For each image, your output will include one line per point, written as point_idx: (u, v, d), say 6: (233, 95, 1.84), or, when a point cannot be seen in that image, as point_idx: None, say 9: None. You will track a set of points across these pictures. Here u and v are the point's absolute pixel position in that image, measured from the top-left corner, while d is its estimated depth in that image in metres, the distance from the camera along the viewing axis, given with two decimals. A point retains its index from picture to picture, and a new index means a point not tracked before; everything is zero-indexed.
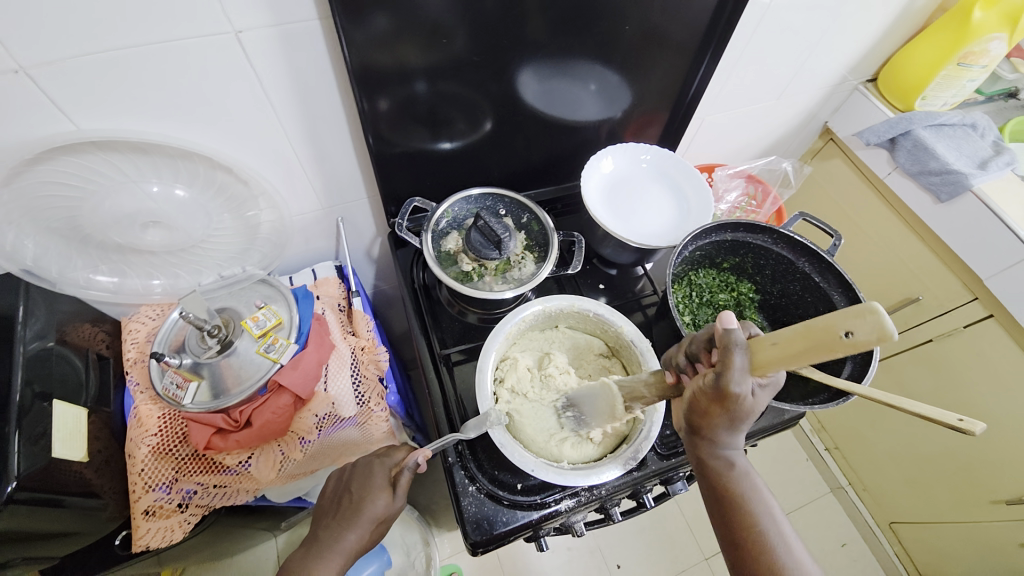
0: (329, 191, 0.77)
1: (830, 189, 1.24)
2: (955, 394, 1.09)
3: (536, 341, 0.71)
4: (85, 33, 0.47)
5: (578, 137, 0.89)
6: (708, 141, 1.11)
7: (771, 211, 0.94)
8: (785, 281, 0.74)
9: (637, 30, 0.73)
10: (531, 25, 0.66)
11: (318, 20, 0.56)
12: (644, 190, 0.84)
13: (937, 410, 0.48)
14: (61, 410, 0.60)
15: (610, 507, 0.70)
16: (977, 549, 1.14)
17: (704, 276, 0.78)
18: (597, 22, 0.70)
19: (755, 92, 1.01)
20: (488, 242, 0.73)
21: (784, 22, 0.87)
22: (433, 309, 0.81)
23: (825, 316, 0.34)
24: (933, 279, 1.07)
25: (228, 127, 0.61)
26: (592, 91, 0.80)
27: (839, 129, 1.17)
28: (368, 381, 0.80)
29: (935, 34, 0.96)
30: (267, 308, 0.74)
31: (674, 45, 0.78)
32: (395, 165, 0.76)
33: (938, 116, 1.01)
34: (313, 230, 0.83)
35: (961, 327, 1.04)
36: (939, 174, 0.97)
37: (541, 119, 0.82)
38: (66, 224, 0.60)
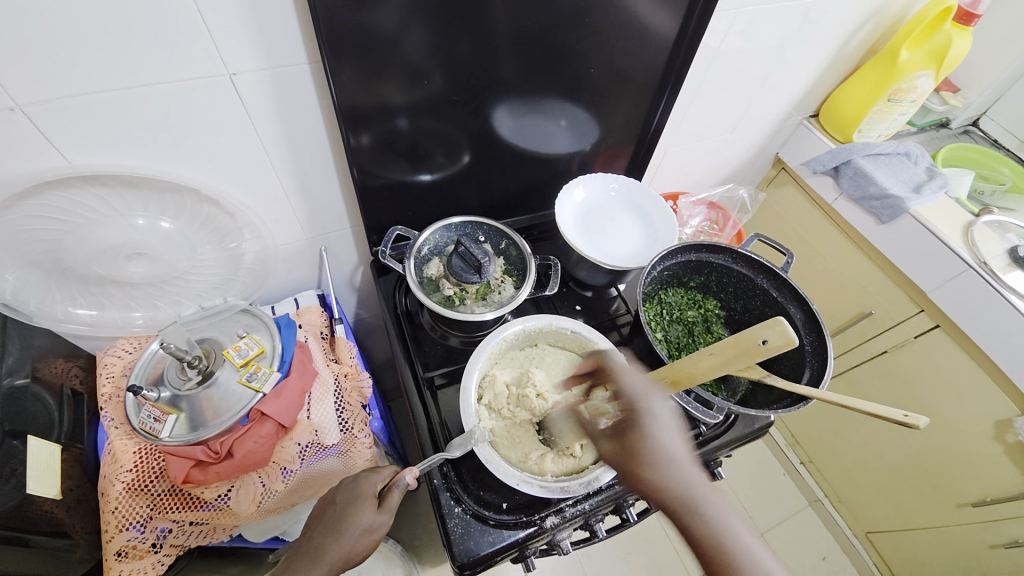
0: (313, 221, 0.80)
1: (785, 213, 1.33)
2: (914, 401, 1.15)
3: (518, 361, 0.74)
4: (83, 74, 0.49)
5: (551, 168, 0.95)
6: (672, 170, 1.19)
7: (732, 234, 1.02)
8: (747, 297, 0.79)
9: (601, 72, 0.80)
10: (503, 67, 0.72)
11: (308, 64, 0.60)
12: (614, 216, 0.89)
13: (884, 408, 0.53)
14: (36, 446, 0.59)
15: (595, 523, 0.71)
16: (950, 554, 1.18)
17: (673, 294, 0.83)
18: (563, 66, 0.77)
19: (712, 126, 1.11)
20: (469, 267, 0.77)
21: (733, 65, 0.97)
22: (416, 333, 0.82)
23: (748, 330, 0.48)
24: (883, 294, 1.15)
25: (216, 161, 0.64)
26: (562, 127, 0.87)
27: (789, 159, 1.27)
28: (352, 408, 0.80)
29: (868, 73, 1.08)
30: (249, 337, 0.75)
31: (635, 86, 0.86)
32: (378, 197, 0.80)
33: (874, 146, 1.12)
34: (296, 260, 0.85)
35: (912, 338, 1.11)
36: (878, 198, 1.07)
37: (516, 152, 0.87)
38: (47, 257, 0.60)
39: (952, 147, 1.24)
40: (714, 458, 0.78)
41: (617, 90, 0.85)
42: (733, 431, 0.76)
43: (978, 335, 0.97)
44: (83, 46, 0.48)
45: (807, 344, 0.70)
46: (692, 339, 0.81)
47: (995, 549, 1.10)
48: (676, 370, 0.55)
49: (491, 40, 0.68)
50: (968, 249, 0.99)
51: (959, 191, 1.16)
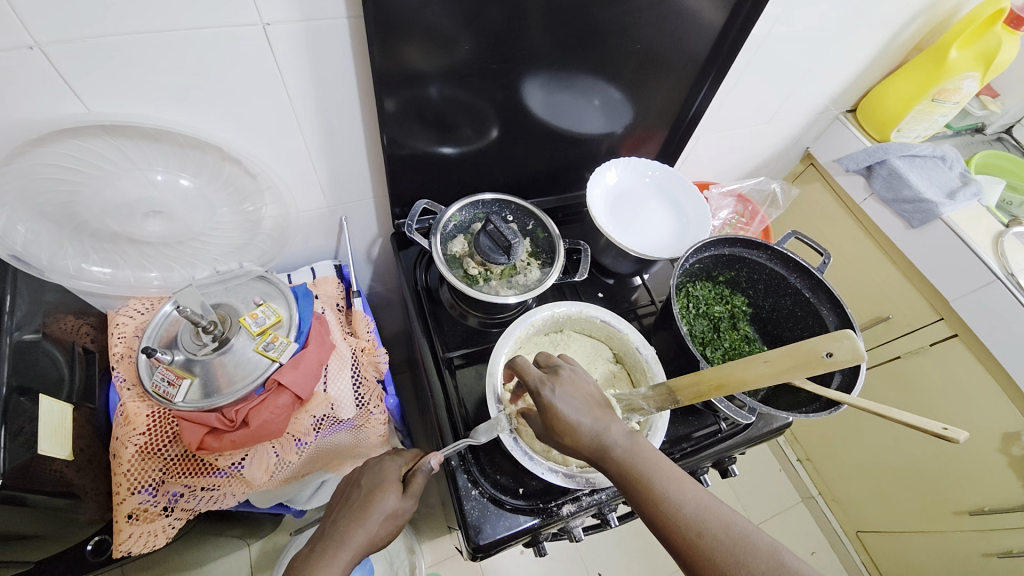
0: (334, 189, 0.77)
1: (809, 211, 1.31)
2: (922, 408, 1.15)
3: (542, 346, 0.72)
4: (107, 13, 0.46)
5: (581, 149, 0.91)
6: (701, 159, 1.16)
7: (759, 229, 0.99)
8: (777, 295, 0.78)
9: (643, 51, 0.76)
10: (530, 35, 0.67)
11: (346, 19, 0.56)
12: (647, 204, 0.86)
13: (922, 419, 0.52)
14: (47, 406, 0.57)
15: (608, 512, 0.71)
16: (939, 557, 1.21)
17: (701, 288, 0.81)
18: (597, 42, 0.72)
19: (747, 115, 1.07)
20: (497, 247, 0.74)
21: (777, 51, 0.92)
22: (436, 311, 0.80)
23: (809, 341, 0.46)
24: (902, 299, 1.14)
25: (240, 118, 0.60)
26: (595, 106, 0.83)
27: (820, 155, 1.24)
28: (368, 383, 0.79)
29: (912, 71, 1.04)
30: (266, 305, 0.72)
31: (676, 68, 0.82)
32: (403, 167, 0.76)
33: (912, 147, 1.08)
34: (315, 228, 0.82)
35: (927, 345, 1.11)
36: (911, 202, 1.04)
37: (547, 130, 0.84)
38: (61, 210, 0.57)
39: (986, 154, 1.21)
40: (728, 455, 0.78)
41: (659, 71, 0.81)
42: (751, 430, 0.75)
43: (998, 347, 0.96)
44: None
45: None
46: (718, 335, 0.79)
47: (986, 556, 1.12)
48: (721, 373, 0.51)
49: (536, 6, 0.64)
50: (997, 260, 0.97)
51: (991, 198, 1.13)
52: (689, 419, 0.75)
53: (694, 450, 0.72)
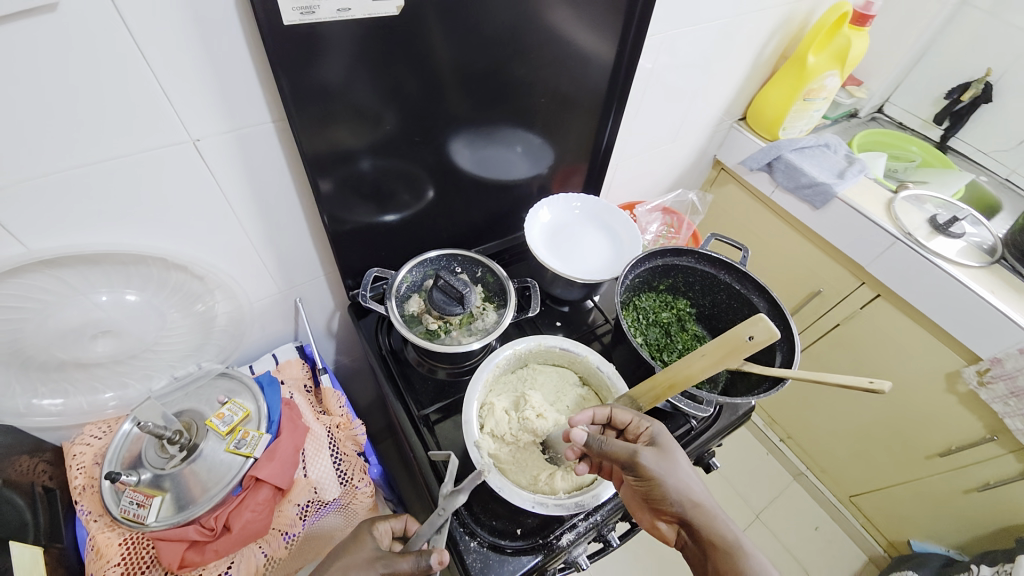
0: (284, 274, 0.79)
1: (731, 209, 1.43)
2: (871, 366, 1.25)
3: (511, 385, 0.74)
4: (38, 156, 0.48)
5: (513, 194, 0.98)
6: (625, 181, 1.26)
7: (688, 234, 1.09)
8: (714, 292, 0.85)
9: (548, 99, 0.85)
10: (450, 100, 0.74)
11: (272, 122, 0.61)
12: (582, 232, 0.93)
13: (852, 377, 0.58)
14: (19, 551, 0.54)
15: (607, 533, 0.72)
16: (927, 503, 1.27)
17: (647, 299, 0.87)
18: (509, 97, 0.80)
19: (655, 138, 1.18)
20: (451, 299, 0.78)
21: (666, 80, 1.04)
22: (404, 371, 0.82)
23: (732, 330, 0.52)
24: (827, 272, 1.26)
25: (181, 227, 0.62)
26: (518, 153, 0.91)
27: (727, 159, 1.38)
28: (348, 458, 0.79)
29: (782, 77, 1.20)
30: (232, 402, 0.72)
31: (582, 108, 0.92)
32: (349, 241, 0.80)
33: (799, 141, 1.23)
34: (270, 315, 0.83)
35: (859, 309, 1.21)
36: (810, 187, 1.17)
37: (478, 182, 0.90)
38: (5, 350, 0.57)
39: (865, 133, 1.38)
40: (706, 449, 0.82)
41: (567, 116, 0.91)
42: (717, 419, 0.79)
43: (916, 298, 1.07)
44: (36, 129, 0.47)
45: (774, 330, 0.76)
46: (670, 339, 0.85)
47: (965, 493, 1.18)
48: (672, 374, 0.58)
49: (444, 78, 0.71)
50: (893, 223, 1.09)
51: (876, 171, 1.29)
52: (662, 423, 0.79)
53: None
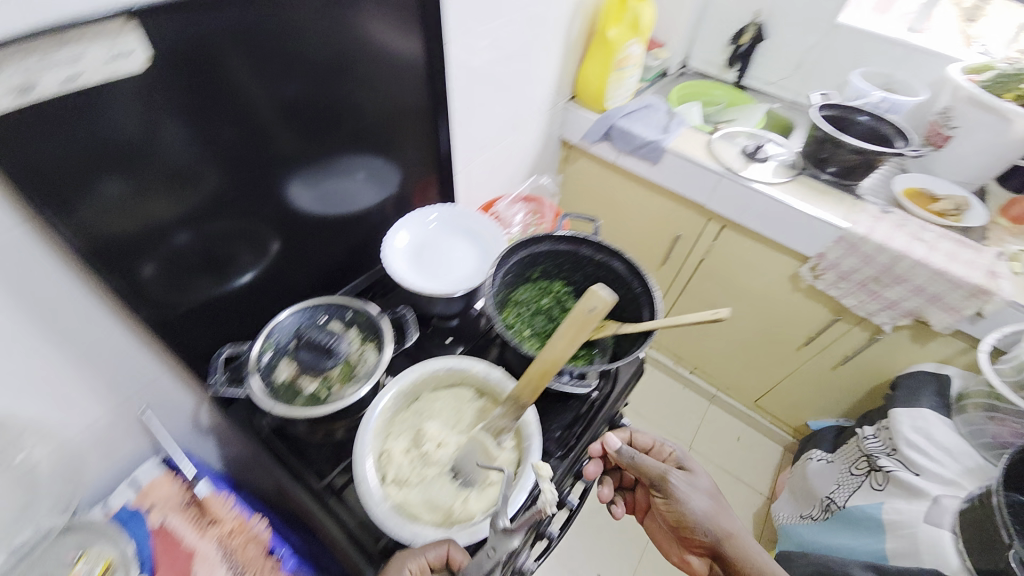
0: (112, 389, 0.66)
1: (588, 181, 1.51)
2: (737, 289, 1.40)
3: (406, 424, 0.70)
4: None
5: (367, 224, 0.88)
6: (482, 180, 1.27)
7: (552, 216, 1.12)
8: (582, 267, 0.88)
9: (379, 111, 0.74)
10: (275, 138, 0.61)
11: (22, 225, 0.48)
12: (445, 245, 0.92)
13: (698, 314, 0.64)
14: None
15: (546, 529, 0.72)
16: (810, 387, 1.47)
17: (523, 290, 0.89)
18: (340, 122, 0.69)
19: (496, 133, 1.20)
20: (320, 354, 0.74)
21: (488, 77, 1.06)
22: (295, 445, 0.74)
23: (578, 306, 0.55)
24: (681, 217, 1.38)
25: None
26: (360, 179, 0.80)
27: (572, 136, 1.44)
28: (254, 565, 0.67)
29: (593, 55, 1.29)
30: (83, 559, 0.60)
31: (425, 112, 0.83)
32: (185, 326, 0.64)
33: (624, 108, 1.33)
34: (113, 439, 0.70)
35: (714, 242, 1.36)
36: (644, 146, 1.28)
37: (323, 222, 0.78)
38: None
39: (680, 87, 1.52)
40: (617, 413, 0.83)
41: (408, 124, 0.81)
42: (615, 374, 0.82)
43: (752, 221, 1.22)
44: None
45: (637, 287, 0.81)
46: (554, 323, 0.87)
47: (834, 370, 1.38)
48: (541, 365, 0.60)
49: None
50: (716, 162, 1.23)
51: (695, 119, 1.43)
52: (570, 404, 0.78)
53: (585, 428, 0.76)
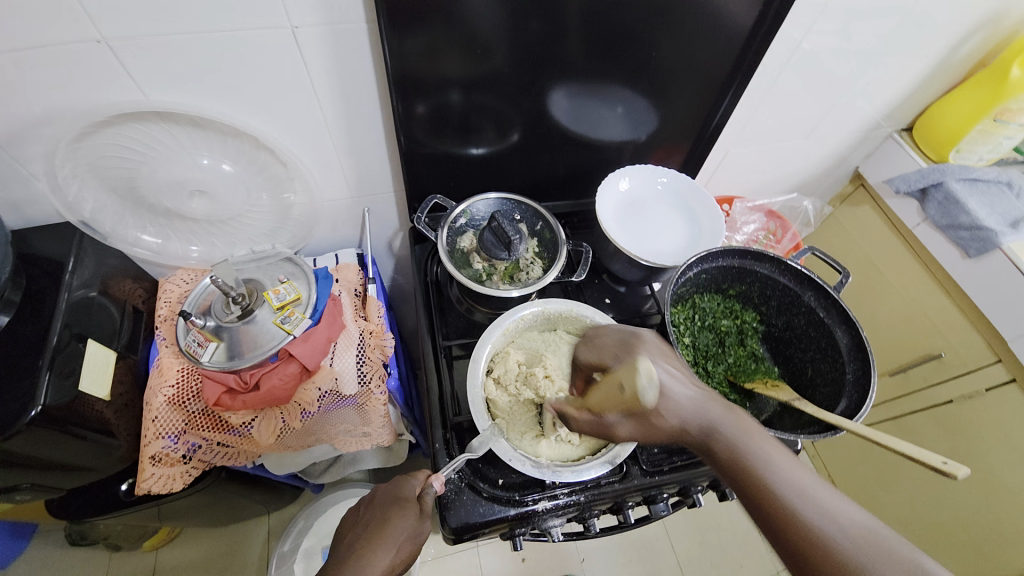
0: (358, 183, 0.88)
1: (856, 234, 1.30)
2: (968, 457, 1.12)
3: (536, 342, 0.76)
4: (182, 67, 0.63)
5: (600, 156, 0.99)
6: (731, 178, 1.17)
7: (789, 246, 1.07)
8: (791, 313, 0.79)
9: (662, 56, 0.82)
10: (571, 51, 0.78)
11: (364, 24, 0.65)
12: (660, 211, 0.90)
13: (922, 451, 0.53)
14: (94, 350, 0.70)
15: (644, 463, 0.75)
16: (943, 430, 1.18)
17: (709, 299, 0.82)
18: (603, 10, 0.73)
19: (772, 148, 1.10)
20: (499, 243, 0.79)
21: (769, 123, 1.03)
22: (443, 303, 0.88)
23: (923, 453, 0.53)
24: (953, 336, 1.13)
25: (271, 106, 0.71)
26: (618, 113, 0.91)
27: (871, 175, 1.21)
28: (371, 363, 0.87)
29: (973, 90, 1.00)
30: (289, 284, 0.84)
31: (689, 71, 0.86)
32: (427, 127, 0.81)
33: (972, 170, 1.05)
34: (341, 216, 0.93)
35: (983, 389, 1.08)
36: (968, 229, 1.02)
37: (561, 70, 0.80)
38: (125, 185, 0.73)
39: None
40: None
41: (754, 288, 0.81)
42: None
43: None
44: (195, 54, 0.62)
45: (814, 302, 0.75)
46: (722, 349, 0.81)
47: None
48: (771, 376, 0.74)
49: (523, 137, 0.90)
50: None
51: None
52: None
53: None
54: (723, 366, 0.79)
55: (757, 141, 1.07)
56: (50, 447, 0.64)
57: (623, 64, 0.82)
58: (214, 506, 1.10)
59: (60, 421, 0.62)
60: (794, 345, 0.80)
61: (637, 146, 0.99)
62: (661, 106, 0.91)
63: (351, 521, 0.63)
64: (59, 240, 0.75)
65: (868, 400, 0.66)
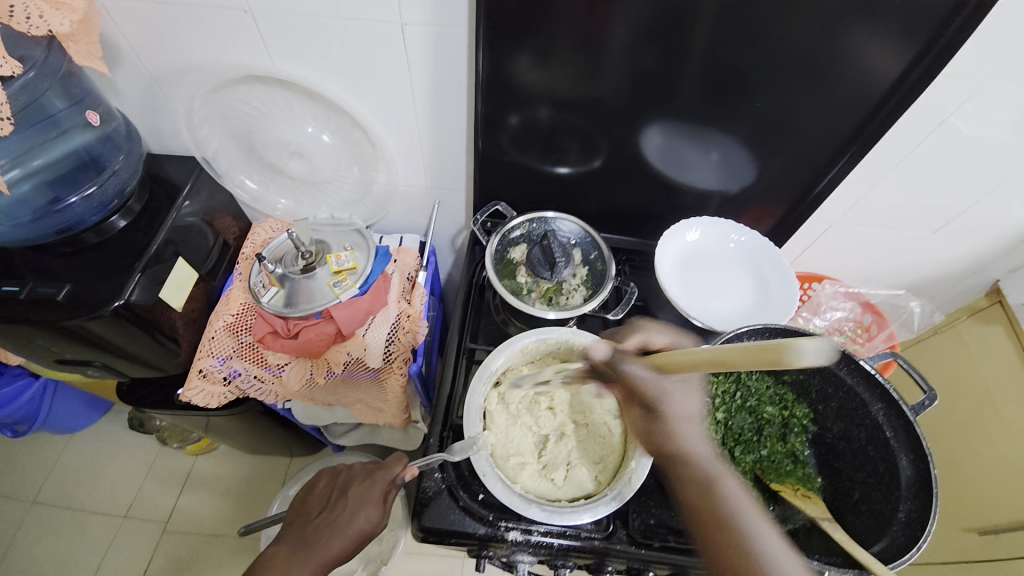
0: (435, 176, 0.92)
1: (977, 356, 1.09)
2: None
3: (554, 371, 0.73)
4: (308, 45, 0.72)
5: (680, 200, 0.94)
6: (829, 256, 1.04)
7: (882, 348, 0.92)
8: (851, 422, 0.68)
9: (768, 110, 0.76)
10: (668, 88, 0.75)
11: (468, 30, 0.69)
12: (726, 271, 0.83)
13: None
14: (182, 268, 0.81)
15: (635, 532, 0.68)
16: None
17: (758, 379, 0.73)
18: (709, 52, 0.70)
19: (886, 234, 0.97)
20: (545, 262, 0.79)
21: (888, 205, 0.90)
22: (481, 307, 0.90)
23: None
24: None
25: (372, 91, 0.78)
26: (711, 160, 0.86)
27: (1013, 293, 1.00)
28: (400, 345, 0.90)
29: None
30: (351, 253, 0.89)
31: (798, 131, 0.79)
32: (508, 138, 0.84)
33: None
34: (414, 203, 0.99)
35: None
36: None
37: (654, 106, 0.78)
38: (243, 135, 0.84)
39: None
40: None
41: (813, 381, 0.71)
42: None
43: None
44: (320, 36, 0.71)
45: (881, 417, 0.64)
46: (757, 437, 0.71)
47: None
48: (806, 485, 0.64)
49: (602, 165, 0.89)
50: None
51: None
52: None
53: None
54: (755, 456, 0.70)
55: (868, 222, 0.94)
56: (126, 338, 0.75)
57: (722, 111, 0.78)
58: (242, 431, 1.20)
59: (136, 317, 0.73)
60: (844, 458, 0.68)
61: (726, 198, 0.92)
62: (758, 161, 0.85)
63: (322, 499, 0.66)
64: (185, 168, 0.88)
65: (915, 551, 0.54)
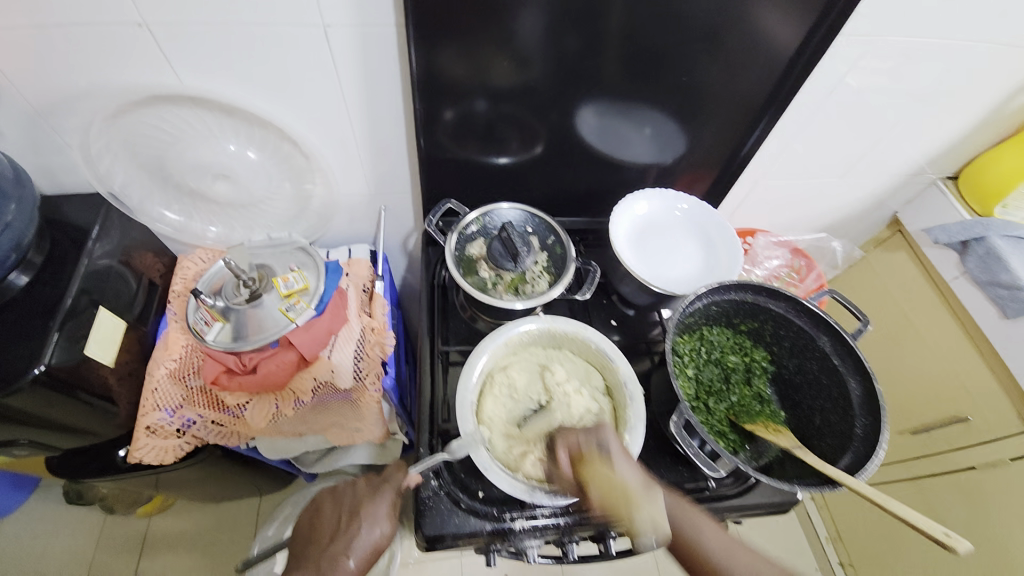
0: (377, 181, 0.89)
1: (887, 280, 1.24)
2: (984, 531, 1.04)
3: (533, 360, 0.75)
4: (218, 56, 0.66)
5: (623, 175, 0.97)
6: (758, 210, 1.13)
7: (813, 286, 1.02)
8: (804, 357, 0.75)
9: (693, 81, 0.81)
10: (599, 69, 0.77)
11: (394, 27, 0.67)
12: (677, 237, 0.87)
13: (924, 519, 0.48)
14: (105, 317, 0.72)
15: None
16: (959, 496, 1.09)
17: (719, 333, 0.79)
18: (633, 29, 0.72)
19: (804, 184, 1.06)
20: (507, 253, 0.80)
21: (802, 159, 0.99)
22: (446, 307, 0.88)
23: (922, 520, 0.48)
24: (982, 399, 1.05)
25: (298, 100, 0.73)
26: (645, 135, 0.89)
27: (910, 221, 1.15)
28: (369, 359, 0.87)
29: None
30: (299, 273, 0.83)
31: (720, 99, 0.84)
32: (449, 134, 0.82)
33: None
34: (358, 211, 0.95)
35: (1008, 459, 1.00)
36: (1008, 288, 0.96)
37: (587, 87, 0.79)
38: (154, 163, 0.76)
39: None
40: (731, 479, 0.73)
41: (767, 327, 0.77)
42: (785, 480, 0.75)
43: None
44: (231, 45, 0.65)
45: (829, 347, 0.71)
46: (727, 385, 0.77)
47: None
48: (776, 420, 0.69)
49: (545, 150, 0.89)
50: None
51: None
52: (679, 469, 0.74)
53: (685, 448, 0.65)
54: (727, 402, 0.76)
55: (789, 174, 1.03)
56: (53, 406, 0.66)
57: (652, 87, 0.81)
58: (205, 480, 1.11)
59: (62, 382, 0.65)
60: (804, 391, 0.75)
61: (661, 169, 0.97)
62: (689, 131, 0.89)
63: (330, 523, 0.63)
64: (90, 207, 0.79)
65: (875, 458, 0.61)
